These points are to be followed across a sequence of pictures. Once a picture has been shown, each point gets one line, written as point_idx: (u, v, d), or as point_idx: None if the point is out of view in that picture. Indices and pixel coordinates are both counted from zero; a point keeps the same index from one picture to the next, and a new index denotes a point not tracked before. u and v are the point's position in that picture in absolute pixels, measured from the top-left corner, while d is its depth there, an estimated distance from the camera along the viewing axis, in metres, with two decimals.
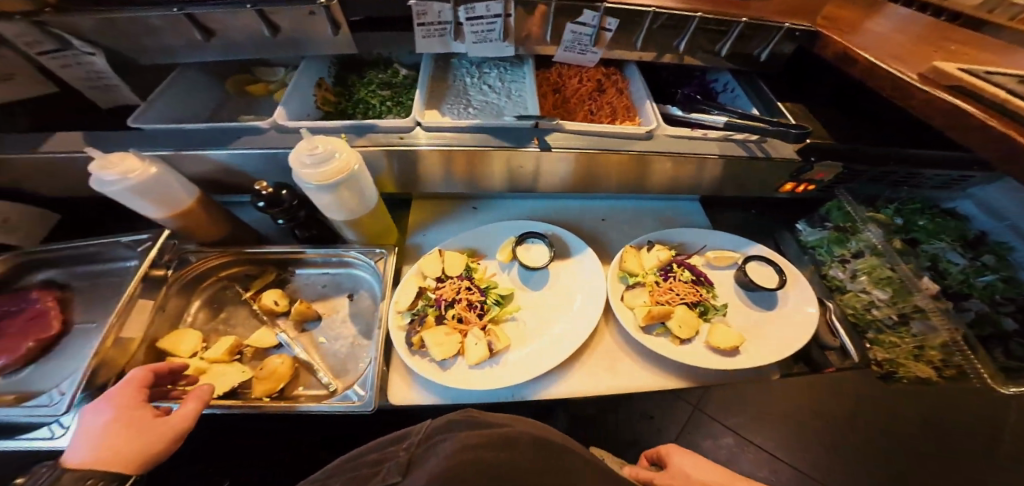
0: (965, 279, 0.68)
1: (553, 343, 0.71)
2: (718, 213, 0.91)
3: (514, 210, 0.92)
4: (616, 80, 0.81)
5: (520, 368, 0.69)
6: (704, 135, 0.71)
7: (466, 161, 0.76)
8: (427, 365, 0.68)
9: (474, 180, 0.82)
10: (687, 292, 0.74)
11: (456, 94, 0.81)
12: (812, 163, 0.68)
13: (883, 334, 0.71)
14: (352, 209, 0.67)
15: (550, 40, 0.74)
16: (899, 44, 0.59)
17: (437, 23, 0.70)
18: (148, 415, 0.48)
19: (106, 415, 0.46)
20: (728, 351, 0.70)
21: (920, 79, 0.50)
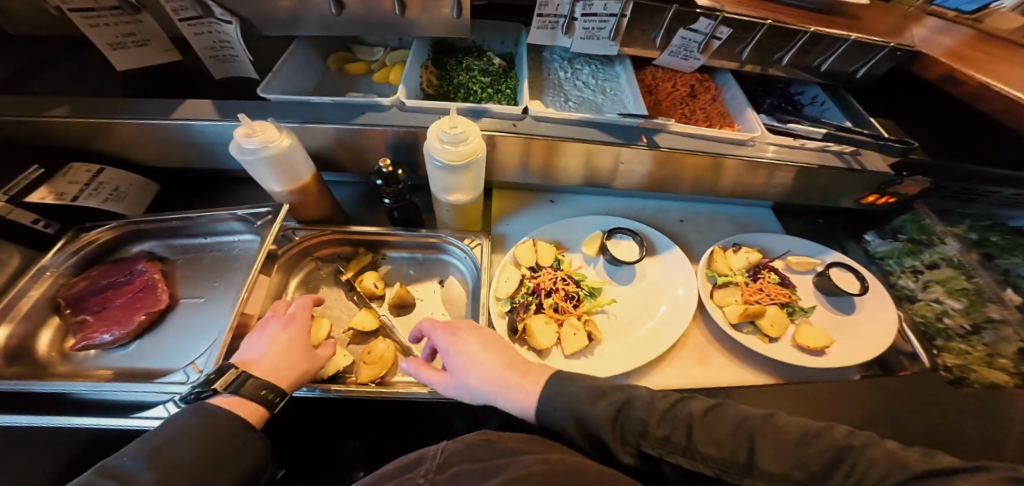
0: None
1: (649, 338, 0.73)
2: (790, 221, 0.94)
3: (591, 205, 0.94)
4: (708, 87, 0.84)
5: (617, 360, 0.70)
6: (802, 145, 0.74)
7: (541, 151, 0.76)
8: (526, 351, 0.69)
9: (549, 173, 0.82)
10: (776, 292, 0.77)
11: (554, 87, 0.83)
12: (904, 177, 0.70)
13: (952, 342, 0.75)
14: (464, 191, 0.68)
15: (658, 42, 0.75)
16: None
17: (553, 15, 0.72)
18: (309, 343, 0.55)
19: (284, 334, 0.53)
20: (815, 351, 0.73)
21: None
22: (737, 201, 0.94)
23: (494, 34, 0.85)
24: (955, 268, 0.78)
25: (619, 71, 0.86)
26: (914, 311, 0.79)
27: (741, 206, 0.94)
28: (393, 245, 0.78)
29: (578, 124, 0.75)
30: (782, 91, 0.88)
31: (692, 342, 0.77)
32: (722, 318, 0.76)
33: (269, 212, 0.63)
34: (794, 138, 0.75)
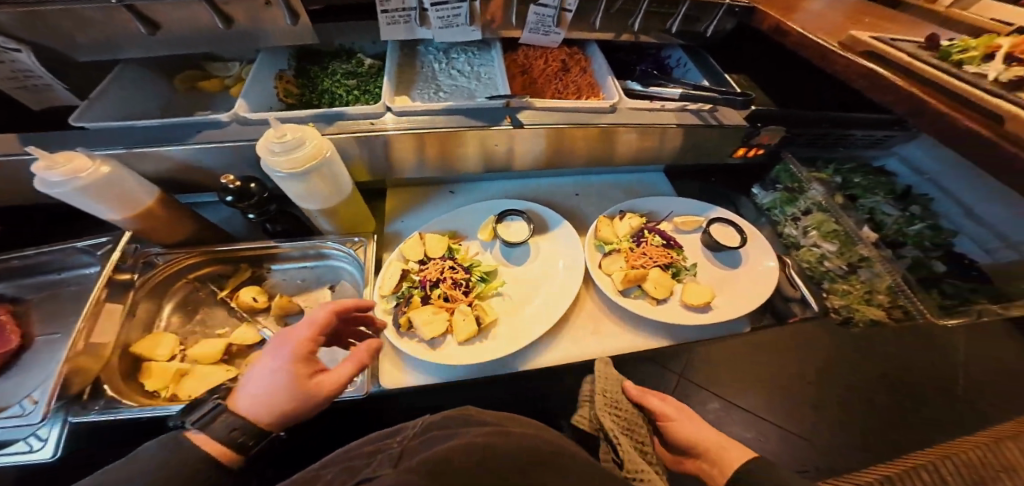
0: (899, 229, 0.76)
1: (539, 312, 0.73)
2: (683, 184, 0.96)
3: (489, 192, 0.91)
4: (578, 59, 0.85)
5: (510, 339, 0.70)
6: (662, 106, 0.77)
7: (439, 144, 0.76)
8: (417, 345, 0.67)
9: (449, 163, 0.81)
10: (659, 255, 0.79)
11: (425, 80, 0.81)
12: (759, 128, 0.74)
13: (836, 283, 0.77)
14: (326, 196, 0.66)
15: (516, 23, 0.74)
16: (828, 21, 0.68)
17: (401, 9, 0.69)
18: (311, 369, 0.43)
19: (280, 362, 0.41)
20: (701, 308, 0.75)
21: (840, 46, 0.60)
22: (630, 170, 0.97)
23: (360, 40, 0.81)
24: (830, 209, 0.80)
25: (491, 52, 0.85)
26: (803, 260, 0.81)
27: (636, 174, 0.97)
28: (278, 256, 0.76)
29: (443, 113, 0.74)
30: (654, 57, 0.91)
31: (590, 316, 0.77)
32: (614, 285, 0.77)
33: (110, 242, 0.62)
34: (654, 101, 0.77)
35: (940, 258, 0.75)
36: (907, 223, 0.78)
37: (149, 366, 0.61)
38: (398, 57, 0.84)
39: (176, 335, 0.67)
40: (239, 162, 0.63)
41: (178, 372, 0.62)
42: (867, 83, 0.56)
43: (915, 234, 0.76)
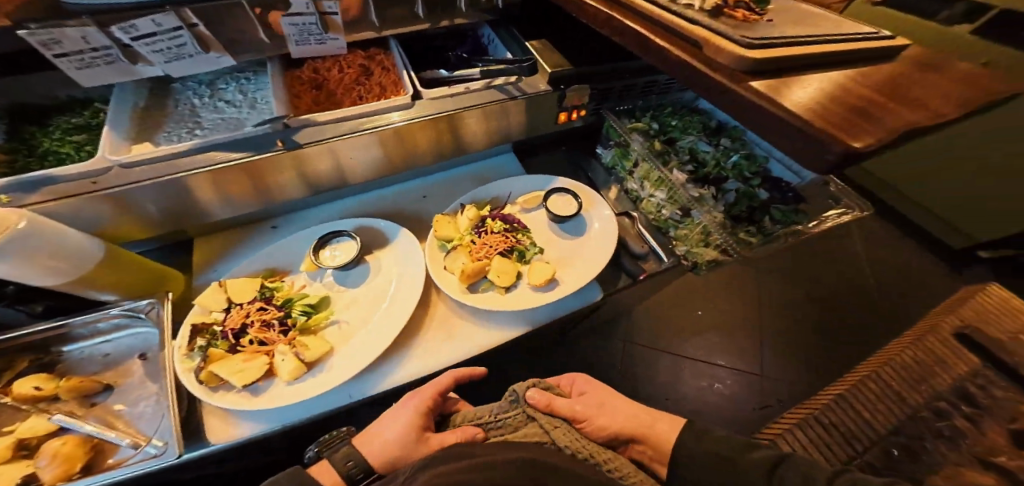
0: (718, 164, 0.79)
1: (378, 328, 0.66)
2: (532, 159, 0.95)
3: (318, 215, 0.85)
4: (380, 59, 0.80)
5: (347, 364, 0.62)
6: (467, 88, 0.73)
7: (246, 179, 0.68)
8: (235, 398, 0.58)
9: (263, 195, 0.73)
10: (499, 241, 0.76)
11: (179, 119, 0.72)
12: (564, 91, 0.74)
13: (679, 229, 0.77)
14: (58, 270, 0.56)
15: (271, 37, 0.63)
16: None
17: (88, 50, 0.51)
18: (420, 422, 0.63)
19: (411, 406, 0.65)
20: (549, 285, 0.72)
21: None
22: (475, 158, 0.92)
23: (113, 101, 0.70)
24: (656, 153, 0.79)
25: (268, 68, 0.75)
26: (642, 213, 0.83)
27: (481, 160, 0.92)
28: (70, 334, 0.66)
29: (196, 150, 0.63)
30: (473, 40, 0.86)
31: (438, 318, 0.72)
32: (458, 285, 0.72)
33: None
34: (456, 86, 0.73)
35: (761, 186, 0.76)
36: (725, 161, 0.79)
37: None
38: (149, 102, 0.75)
39: None
40: None
41: None
42: (609, 29, 0.55)
43: (733, 167, 0.78)
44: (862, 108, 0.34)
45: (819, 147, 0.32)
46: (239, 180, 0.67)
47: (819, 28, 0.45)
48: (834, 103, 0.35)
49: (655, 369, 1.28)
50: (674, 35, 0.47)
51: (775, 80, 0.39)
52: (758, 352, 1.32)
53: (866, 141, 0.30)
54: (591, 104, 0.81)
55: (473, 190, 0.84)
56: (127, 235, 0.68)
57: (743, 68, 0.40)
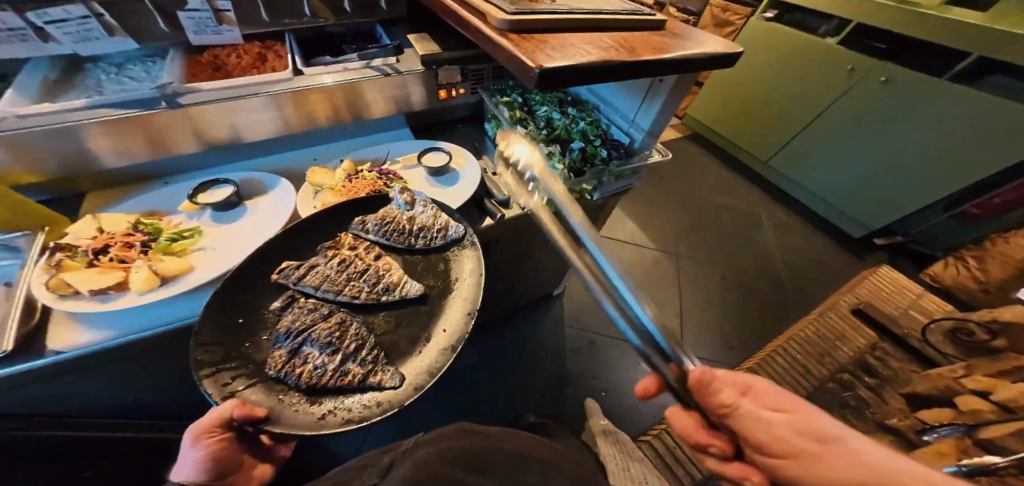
0: (566, 130, 0.91)
1: (255, 226, 0.74)
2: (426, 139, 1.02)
3: (301, 156, 0.95)
4: (273, 49, 0.94)
5: (228, 256, 0.68)
6: (345, 68, 0.88)
7: (149, 135, 0.76)
8: (84, 303, 0.55)
9: (170, 148, 0.80)
10: (367, 186, 0.83)
11: (50, 113, 0.67)
12: (435, 70, 0.90)
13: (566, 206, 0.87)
14: None
15: (170, 28, 0.80)
16: (600, 42, 0.64)
17: (7, 30, 0.66)
18: (211, 442, 0.50)
19: (194, 452, 0.49)
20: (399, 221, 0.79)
21: (587, 47, 0.62)
22: (372, 129, 1.02)
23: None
24: (516, 120, 0.91)
25: (170, 57, 0.86)
26: (508, 187, 0.93)
27: (373, 130, 1.02)
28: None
29: (81, 109, 0.69)
30: (369, 37, 1.04)
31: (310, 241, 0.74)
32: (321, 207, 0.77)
33: None
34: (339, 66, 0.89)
35: (603, 146, 0.89)
36: (577, 133, 0.90)
37: None
38: (61, 78, 0.80)
39: None
40: None
41: None
42: (447, 14, 0.79)
43: (574, 131, 0.90)
44: (574, 53, 0.59)
45: (530, 74, 0.55)
46: (135, 135, 0.74)
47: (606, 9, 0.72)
48: (551, 48, 0.60)
49: (601, 351, 1.58)
50: (526, 33, 0.64)
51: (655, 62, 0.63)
52: (691, 319, 1.70)
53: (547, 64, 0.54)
54: (467, 83, 0.97)
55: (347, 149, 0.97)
56: (18, 182, 0.70)
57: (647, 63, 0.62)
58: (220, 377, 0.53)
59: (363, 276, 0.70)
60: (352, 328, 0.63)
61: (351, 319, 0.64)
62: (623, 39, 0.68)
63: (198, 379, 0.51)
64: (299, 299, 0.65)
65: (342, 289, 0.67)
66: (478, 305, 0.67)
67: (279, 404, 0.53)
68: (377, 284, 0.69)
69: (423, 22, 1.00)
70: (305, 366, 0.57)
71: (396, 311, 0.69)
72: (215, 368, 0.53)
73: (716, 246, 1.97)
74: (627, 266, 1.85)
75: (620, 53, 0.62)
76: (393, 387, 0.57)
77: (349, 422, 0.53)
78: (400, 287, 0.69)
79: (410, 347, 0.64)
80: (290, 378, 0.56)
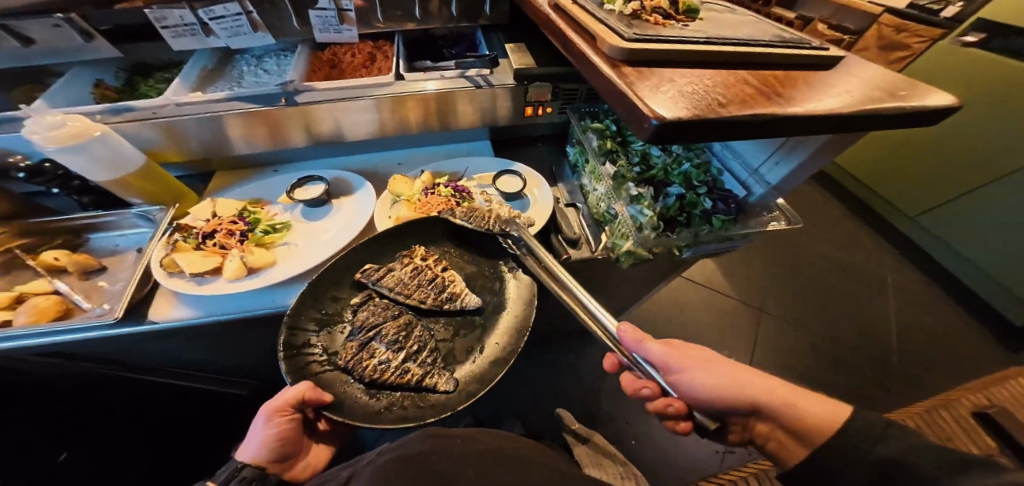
0: (666, 169, 0.83)
1: (339, 222, 0.78)
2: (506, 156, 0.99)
3: (385, 156, 0.99)
4: (383, 50, 0.97)
5: (308, 251, 0.72)
6: (442, 76, 0.88)
7: (268, 127, 0.83)
8: (183, 284, 0.62)
9: (281, 141, 0.87)
10: (441, 202, 0.82)
11: (200, 104, 0.78)
12: (527, 86, 0.85)
13: (641, 257, 0.77)
14: (110, 168, 0.67)
15: (299, 24, 0.83)
16: (738, 86, 0.50)
17: (183, 25, 0.77)
18: (281, 423, 0.55)
19: (267, 430, 0.54)
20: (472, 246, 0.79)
21: (720, 91, 0.48)
22: (456, 138, 1.03)
23: (31, 18, 0.67)
24: (605, 151, 0.84)
25: (297, 51, 0.94)
26: (583, 222, 0.87)
27: (457, 140, 1.03)
28: (102, 224, 0.71)
29: (223, 101, 0.79)
30: (468, 40, 1.04)
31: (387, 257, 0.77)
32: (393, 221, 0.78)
33: None
34: (437, 74, 0.88)
35: (708, 196, 0.79)
36: (675, 176, 0.82)
37: None
38: (215, 66, 0.93)
39: None
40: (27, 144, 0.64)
41: None
42: (547, 28, 0.69)
43: (678, 173, 0.82)
44: (706, 102, 0.45)
45: (643, 125, 0.43)
46: (258, 126, 0.82)
47: (752, 39, 0.56)
48: (676, 89, 0.47)
49: None
50: (644, 66, 0.52)
51: (813, 112, 0.47)
52: None
53: (670, 115, 0.42)
54: (557, 102, 0.92)
55: (435, 154, 1.01)
56: (166, 159, 0.83)
57: (802, 115, 0.46)
58: (299, 360, 0.56)
59: (430, 282, 0.67)
60: (417, 331, 0.62)
61: (416, 321, 0.64)
62: (768, 80, 0.53)
63: (280, 358, 0.55)
64: (374, 297, 0.66)
65: (411, 293, 0.66)
66: (531, 322, 0.64)
67: (343, 393, 0.55)
68: (442, 291, 0.67)
69: (525, 32, 0.96)
70: (370, 359, 0.58)
71: (457, 319, 0.67)
72: (296, 350, 0.57)
73: (819, 310, 1.64)
74: (698, 313, 1.63)
75: (764, 103, 0.47)
76: (446, 392, 0.57)
77: (405, 420, 0.53)
78: (463, 296, 0.67)
79: (464, 357, 0.63)
80: (355, 370, 0.57)
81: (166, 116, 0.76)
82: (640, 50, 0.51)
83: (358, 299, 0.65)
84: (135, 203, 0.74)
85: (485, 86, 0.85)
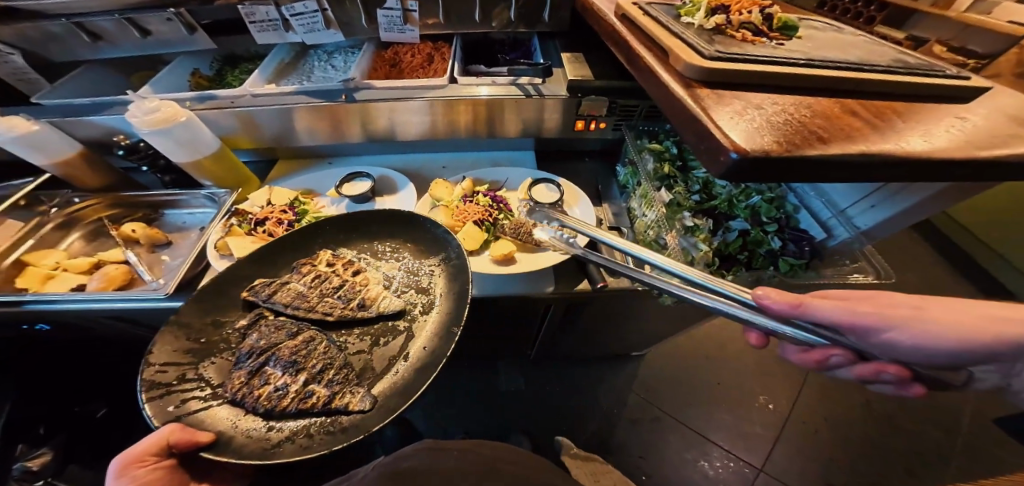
0: (733, 202, 0.76)
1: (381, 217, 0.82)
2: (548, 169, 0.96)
3: (431, 159, 1.01)
4: (442, 52, 0.98)
5: (348, 246, 0.75)
6: (494, 82, 0.86)
7: (328, 123, 0.88)
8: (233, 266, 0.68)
9: (337, 137, 0.91)
10: (478, 212, 0.81)
11: (272, 97, 0.84)
12: (580, 97, 0.81)
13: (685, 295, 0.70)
14: (189, 151, 0.73)
15: (369, 24, 0.86)
16: (840, 115, 0.42)
17: (267, 21, 0.81)
18: (146, 471, 0.52)
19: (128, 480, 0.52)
20: (504, 261, 0.77)
21: (813, 118, 0.41)
22: (501, 146, 1.02)
23: (147, 11, 0.72)
24: (660, 175, 0.79)
25: (364, 50, 0.98)
26: (625, 249, 0.81)
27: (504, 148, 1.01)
28: (172, 202, 0.79)
29: (291, 95, 0.84)
30: (525, 47, 1.02)
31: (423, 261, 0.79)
32: None
33: None
34: (491, 79, 0.87)
35: (778, 235, 0.72)
36: (735, 210, 0.75)
37: (30, 271, 0.66)
38: (291, 60, 0.99)
39: (70, 254, 0.71)
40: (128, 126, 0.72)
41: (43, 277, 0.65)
42: (611, 40, 0.65)
43: (747, 207, 0.75)
44: (794, 133, 0.38)
45: (718, 157, 0.38)
46: (320, 121, 0.87)
47: (861, 60, 0.48)
48: (763, 118, 0.41)
49: (670, 434, 1.25)
50: (721, 86, 0.45)
51: (941, 151, 0.38)
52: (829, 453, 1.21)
53: (752, 148, 0.36)
54: (612, 117, 0.86)
55: (482, 159, 1.01)
56: (238, 146, 0.90)
57: (924, 153, 0.37)
58: (172, 398, 0.52)
59: (337, 292, 0.66)
60: (321, 347, 0.60)
61: (319, 337, 0.62)
62: (878, 107, 0.44)
63: (143, 402, 0.50)
64: (267, 316, 0.63)
65: (315, 306, 0.64)
66: (462, 319, 0.60)
67: (233, 428, 0.52)
68: (351, 304, 0.65)
69: (584, 40, 0.92)
70: (265, 386, 0.55)
71: (371, 330, 0.65)
72: (166, 390, 0.53)
73: None
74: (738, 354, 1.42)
75: (871, 136, 0.39)
76: (360, 411, 0.54)
77: (308, 448, 0.50)
78: (376, 304, 0.66)
79: (385, 367, 0.60)
80: (247, 400, 0.54)
81: (241, 106, 0.82)
82: (719, 67, 0.44)
83: (251, 320, 0.63)
84: (205, 185, 0.81)
85: (538, 95, 0.82)
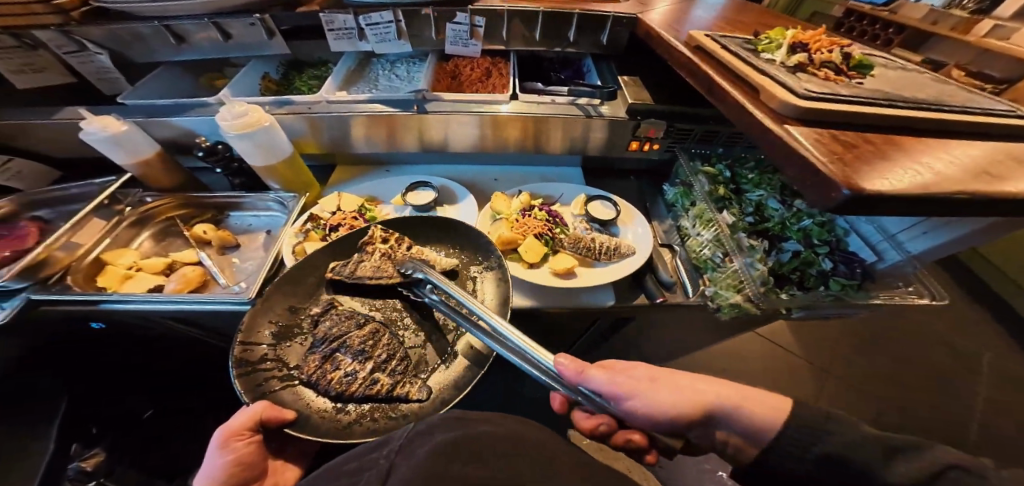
0: (785, 224, 0.80)
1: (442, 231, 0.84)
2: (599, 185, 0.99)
3: (483, 170, 1.03)
4: (499, 67, 1.01)
5: None
6: (554, 101, 0.90)
7: (392, 132, 0.90)
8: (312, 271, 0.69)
9: (398, 146, 0.93)
10: (538, 225, 0.84)
11: (343, 104, 0.86)
12: (641, 119, 0.85)
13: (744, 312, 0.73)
14: (267, 155, 0.75)
15: (437, 35, 0.89)
16: (928, 153, 0.46)
17: (344, 29, 0.84)
18: (238, 447, 0.54)
19: (220, 457, 0.53)
20: (567, 275, 0.79)
21: (907, 156, 0.45)
22: (550, 162, 1.05)
23: (234, 16, 0.74)
24: (716, 196, 0.83)
25: (426, 60, 1.01)
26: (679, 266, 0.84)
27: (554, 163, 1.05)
28: (239, 204, 0.80)
29: (361, 103, 0.87)
30: (575, 66, 1.07)
31: None
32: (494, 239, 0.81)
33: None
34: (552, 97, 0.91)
35: (828, 256, 0.76)
36: (788, 232, 0.80)
37: (107, 270, 0.66)
38: (356, 67, 1.01)
39: (142, 253, 0.71)
40: (210, 128, 0.74)
41: (122, 277, 0.66)
42: (685, 69, 0.69)
43: (800, 229, 0.79)
44: (895, 171, 0.42)
45: (826, 192, 0.42)
46: (385, 130, 0.89)
47: (936, 101, 0.52)
48: (864, 156, 0.45)
49: None
50: (816, 123, 0.50)
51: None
52: None
53: (865, 183, 0.40)
54: (667, 139, 0.90)
55: (534, 173, 1.04)
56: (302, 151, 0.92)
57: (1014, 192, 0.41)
58: (255, 377, 0.54)
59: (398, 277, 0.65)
60: (385, 338, 0.60)
61: (383, 329, 0.61)
62: (957, 148, 0.48)
63: (234, 377, 0.53)
64: (337, 304, 0.64)
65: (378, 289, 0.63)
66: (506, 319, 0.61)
67: (308, 409, 0.54)
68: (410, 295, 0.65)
69: (637, 64, 0.96)
70: (336, 371, 0.56)
71: (429, 325, 0.64)
72: (252, 367, 0.55)
73: (895, 384, 1.42)
74: (755, 369, 1.45)
75: (962, 175, 0.43)
76: (418, 401, 0.55)
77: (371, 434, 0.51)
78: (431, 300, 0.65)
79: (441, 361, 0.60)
80: (319, 383, 0.55)
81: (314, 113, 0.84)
82: (817, 106, 0.49)
83: (323, 305, 0.64)
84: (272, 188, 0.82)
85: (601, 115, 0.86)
